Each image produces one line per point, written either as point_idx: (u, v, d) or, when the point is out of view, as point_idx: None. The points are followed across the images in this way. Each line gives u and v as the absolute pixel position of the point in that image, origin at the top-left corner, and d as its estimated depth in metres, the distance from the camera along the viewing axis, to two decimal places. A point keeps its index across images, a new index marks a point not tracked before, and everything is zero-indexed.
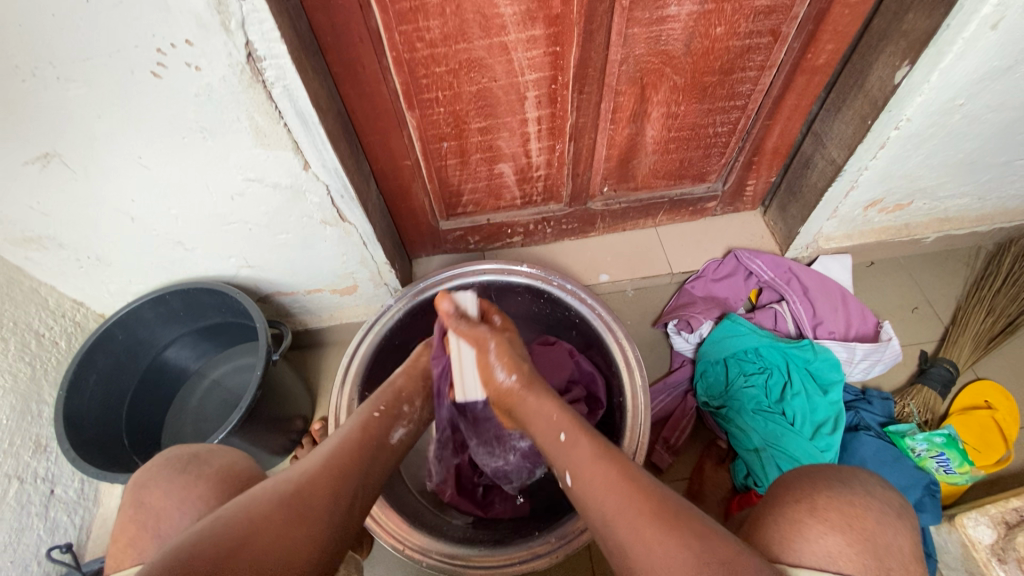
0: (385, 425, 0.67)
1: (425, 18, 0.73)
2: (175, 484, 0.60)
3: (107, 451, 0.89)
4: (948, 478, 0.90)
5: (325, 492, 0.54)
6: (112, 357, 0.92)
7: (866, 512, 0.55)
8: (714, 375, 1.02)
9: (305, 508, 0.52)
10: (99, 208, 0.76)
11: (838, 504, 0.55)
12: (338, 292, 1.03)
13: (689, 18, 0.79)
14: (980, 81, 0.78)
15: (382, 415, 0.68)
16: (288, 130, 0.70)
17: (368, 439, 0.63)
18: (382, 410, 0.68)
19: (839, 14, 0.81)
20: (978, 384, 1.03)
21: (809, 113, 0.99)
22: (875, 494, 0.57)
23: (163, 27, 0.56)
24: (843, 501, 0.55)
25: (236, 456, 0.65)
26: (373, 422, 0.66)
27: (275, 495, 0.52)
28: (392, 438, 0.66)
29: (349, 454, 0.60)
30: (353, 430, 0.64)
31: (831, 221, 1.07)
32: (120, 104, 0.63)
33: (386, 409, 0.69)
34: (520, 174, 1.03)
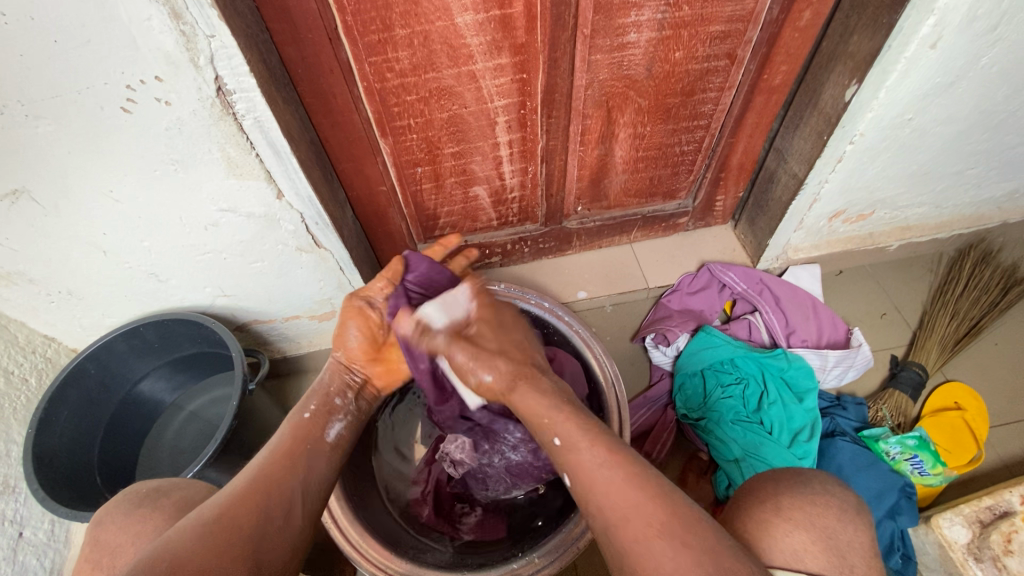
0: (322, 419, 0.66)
1: (393, 49, 0.75)
2: (145, 520, 0.58)
3: (79, 488, 0.87)
4: (923, 479, 0.93)
5: (253, 509, 0.53)
6: (84, 393, 0.90)
7: (826, 511, 0.56)
8: (693, 386, 1.02)
9: (232, 528, 0.51)
10: (70, 243, 0.76)
11: (800, 506, 0.57)
12: (316, 318, 1.03)
13: (648, 44, 0.82)
14: (925, 97, 0.82)
15: (314, 414, 0.67)
16: (260, 160, 0.71)
17: (302, 443, 0.62)
18: (314, 411, 0.67)
19: (790, 38, 0.85)
20: (948, 386, 1.06)
21: (770, 130, 1.03)
22: (834, 492, 0.58)
23: (131, 65, 0.57)
24: (805, 503, 0.57)
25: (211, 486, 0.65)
26: (305, 425, 0.65)
27: (201, 522, 0.51)
28: (330, 435, 0.65)
29: (280, 463, 0.59)
30: (286, 438, 0.63)
31: (798, 232, 1.10)
32: (90, 139, 0.64)
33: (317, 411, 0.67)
34: (495, 196, 1.05)
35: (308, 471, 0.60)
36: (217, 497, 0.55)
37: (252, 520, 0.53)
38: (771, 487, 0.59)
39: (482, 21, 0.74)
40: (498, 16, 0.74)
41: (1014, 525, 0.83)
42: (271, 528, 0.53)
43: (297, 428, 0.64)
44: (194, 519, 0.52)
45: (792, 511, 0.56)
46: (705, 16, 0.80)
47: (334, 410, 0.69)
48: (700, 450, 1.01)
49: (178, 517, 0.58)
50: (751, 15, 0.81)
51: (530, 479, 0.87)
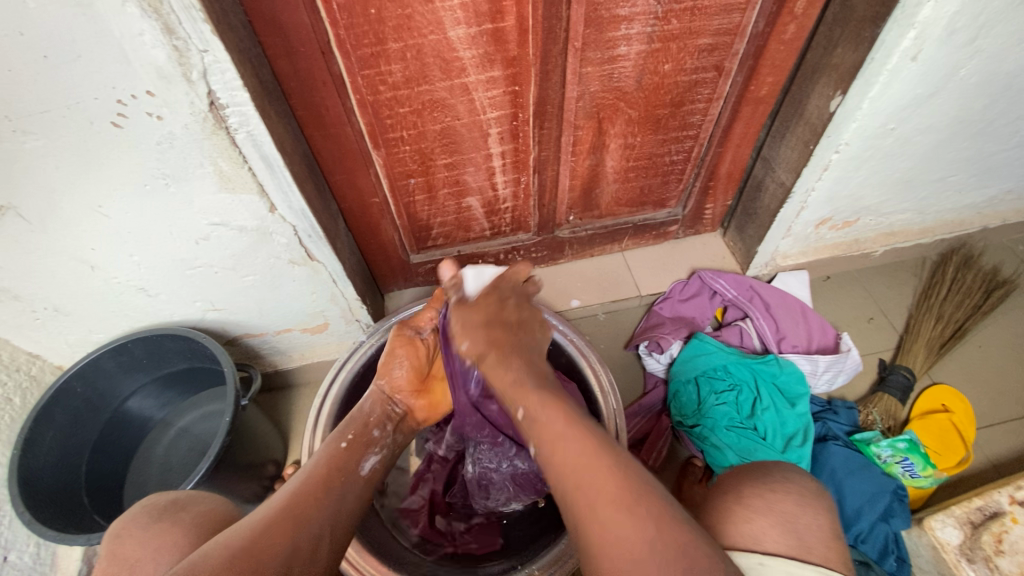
0: (357, 450, 0.68)
1: (386, 62, 0.75)
2: (137, 542, 0.57)
3: (65, 510, 0.84)
4: (914, 482, 0.93)
5: (285, 534, 0.52)
6: (70, 411, 0.88)
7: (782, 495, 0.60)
8: (687, 393, 1.02)
9: (262, 551, 0.50)
10: (57, 259, 0.74)
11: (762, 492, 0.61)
12: (308, 331, 1.02)
13: (638, 57, 0.84)
14: (906, 107, 0.84)
15: (350, 445, 0.68)
16: (252, 174, 0.71)
17: (338, 476, 0.62)
18: (351, 441, 0.68)
19: (775, 50, 0.87)
20: (935, 389, 1.07)
21: (757, 139, 1.05)
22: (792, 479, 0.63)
23: (124, 80, 0.57)
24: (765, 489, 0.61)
25: (205, 504, 0.63)
26: (341, 455, 0.66)
27: (234, 541, 0.50)
28: (365, 468, 0.67)
29: (313, 492, 0.58)
30: (319, 464, 0.63)
31: (786, 239, 1.12)
32: (79, 154, 0.63)
33: (353, 440, 0.69)
34: (488, 207, 1.06)
35: (339, 505, 0.59)
36: (250, 517, 0.55)
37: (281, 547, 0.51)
38: (753, 487, 0.60)
39: (475, 35, 0.75)
40: (490, 30, 0.75)
41: (1003, 526, 0.84)
42: (298, 560, 0.51)
43: (332, 455, 0.65)
44: (225, 537, 0.51)
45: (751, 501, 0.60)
46: (693, 29, 0.81)
47: (372, 442, 0.71)
48: (695, 457, 1.02)
49: (169, 538, 0.57)
50: (738, 29, 0.82)
51: (530, 490, 0.87)
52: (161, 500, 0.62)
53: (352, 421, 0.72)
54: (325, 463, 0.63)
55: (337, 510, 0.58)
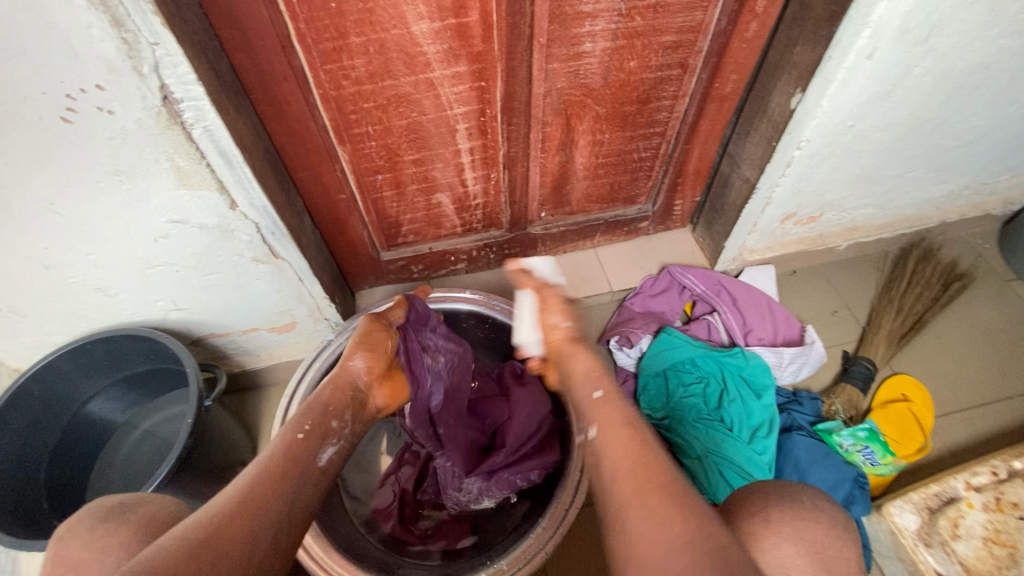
0: (314, 441, 0.63)
1: (349, 57, 0.75)
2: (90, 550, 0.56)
3: (22, 518, 0.82)
4: (874, 470, 0.97)
5: (242, 527, 0.50)
6: (27, 415, 0.86)
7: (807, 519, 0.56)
8: (656, 386, 1.05)
9: (218, 547, 0.48)
10: (7, 259, 0.72)
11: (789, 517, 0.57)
12: (276, 330, 1.00)
13: (604, 54, 0.84)
14: (864, 105, 0.87)
15: (307, 436, 0.63)
16: (211, 170, 0.69)
17: (295, 464, 0.59)
18: (308, 431, 0.64)
19: (738, 49, 0.88)
20: (895, 378, 1.11)
21: (723, 137, 1.07)
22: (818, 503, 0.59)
23: (70, 73, 0.55)
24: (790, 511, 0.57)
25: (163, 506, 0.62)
26: (297, 445, 0.61)
27: (186, 539, 0.47)
28: (320, 460, 0.62)
29: (271, 482, 0.56)
30: (276, 454, 0.59)
31: (753, 235, 1.14)
32: (26, 150, 0.61)
33: (310, 430, 0.64)
34: (458, 203, 1.05)
35: (298, 494, 0.57)
36: (203, 510, 0.51)
37: (240, 539, 0.49)
38: None
39: (439, 30, 0.74)
40: (454, 25, 0.74)
41: (959, 511, 0.89)
42: (254, 558, 0.49)
43: (289, 445, 0.61)
44: (177, 534, 0.48)
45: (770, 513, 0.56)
46: (658, 26, 0.82)
47: (330, 433, 0.65)
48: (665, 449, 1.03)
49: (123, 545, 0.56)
50: (701, 26, 0.83)
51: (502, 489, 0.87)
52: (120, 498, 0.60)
53: (310, 407, 0.68)
54: (280, 453, 0.59)
55: (298, 498, 0.56)
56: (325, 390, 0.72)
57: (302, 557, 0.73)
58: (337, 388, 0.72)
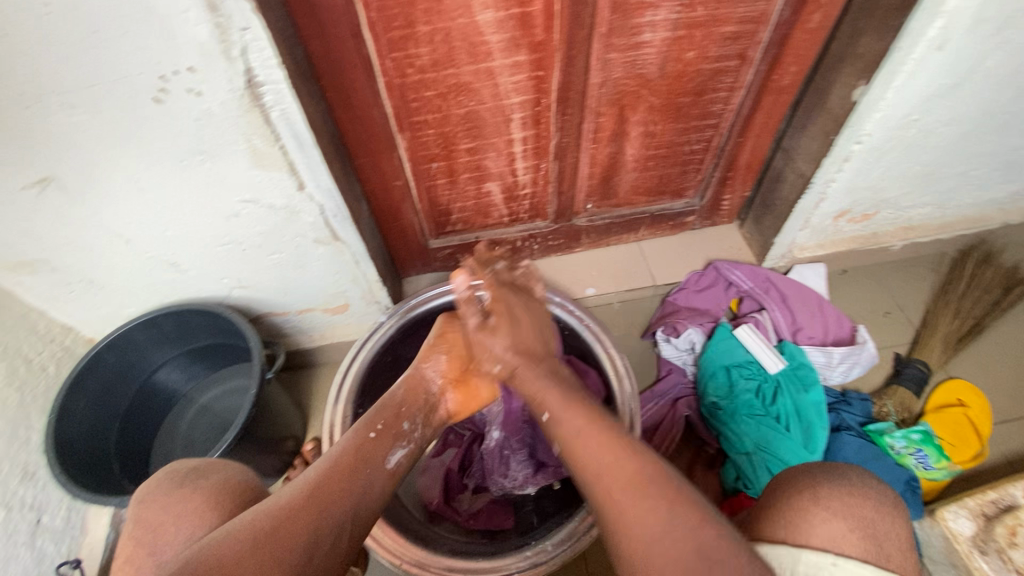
0: (386, 442, 0.65)
1: (415, 45, 0.77)
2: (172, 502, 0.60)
3: (97, 476, 0.87)
4: (927, 474, 0.94)
5: (306, 526, 0.53)
6: (102, 380, 0.91)
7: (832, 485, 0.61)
8: (719, 376, 1.04)
9: (281, 540, 0.51)
10: (94, 232, 0.77)
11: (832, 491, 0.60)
12: (330, 311, 1.04)
13: (663, 44, 0.84)
14: (930, 99, 0.84)
15: (379, 437, 0.65)
16: (284, 152, 0.73)
17: (365, 467, 0.61)
18: (380, 431, 0.66)
19: (800, 40, 0.87)
20: (950, 383, 1.07)
21: (777, 130, 1.05)
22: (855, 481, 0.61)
23: (166, 55, 0.59)
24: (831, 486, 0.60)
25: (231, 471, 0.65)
26: (368, 446, 0.63)
27: (254, 530, 0.52)
28: (391, 462, 0.64)
29: (340, 481, 0.58)
30: (347, 451, 0.62)
31: (804, 231, 1.12)
32: (121, 129, 0.65)
33: (382, 431, 0.66)
34: (507, 193, 1.07)
35: (364, 495, 0.59)
36: (273, 502, 0.55)
37: (302, 536, 0.52)
38: None
39: (502, 19, 0.76)
40: (517, 14, 0.76)
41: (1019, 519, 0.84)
42: (319, 550, 0.53)
43: (361, 445, 0.63)
44: (247, 523, 0.52)
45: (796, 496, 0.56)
46: (719, 16, 0.82)
47: (400, 435, 0.67)
48: (708, 444, 1.03)
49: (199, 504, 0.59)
50: (763, 17, 0.83)
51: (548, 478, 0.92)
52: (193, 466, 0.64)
53: (383, 405, 0.71)
54: (351, 452, 0.62)
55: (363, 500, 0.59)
56: (399, 391, 0.74)
57: (371, 546, 0.75)
58: (410, 391, 0.75)
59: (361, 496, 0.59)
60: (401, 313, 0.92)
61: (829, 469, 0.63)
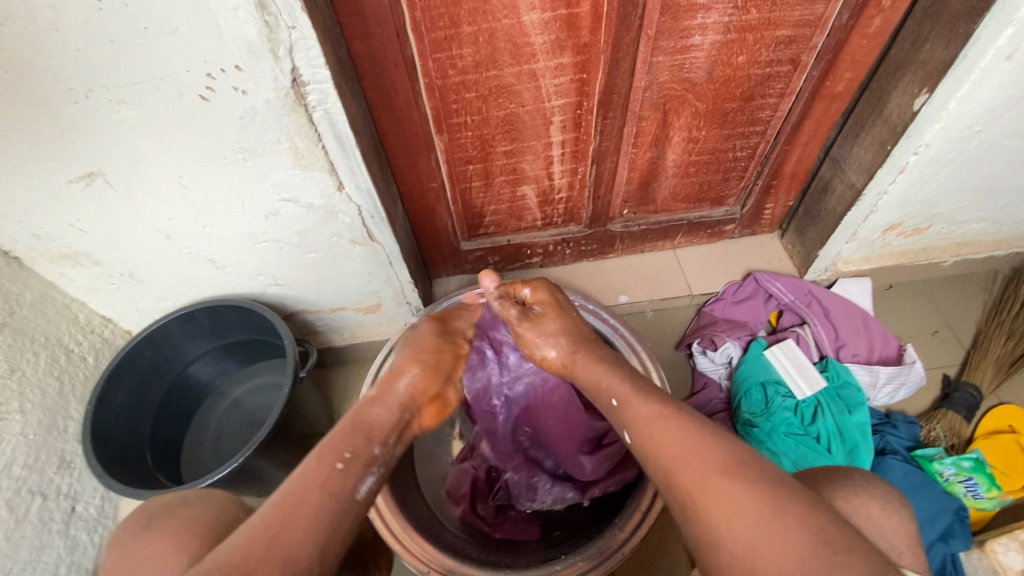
0: (356, 469, 0.58)
1: (458, 46, 0.76)
2: None
3: (131, 468, 0.89)
4: (977, 504, 0.89)
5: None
6: (139, 372, 0.92)
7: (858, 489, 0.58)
8: (755, 392, 0.99)
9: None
10: (136, 227, 0.78)
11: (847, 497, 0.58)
12: (361, 311, 1.04)
13: (712, 48, 0.81)
14: (997, 109, 0.80)
15: (347, 465, 0.58)
16: (325, 152, 0.72)
17: (329, 503, 0.54)
18: (348, 460, 0.58)
19: (858, 45, 0.83)
20: (1000, 408, 1.01)
21: (827, 139, 1.01)
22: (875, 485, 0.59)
23: (214, 53, 0.59)
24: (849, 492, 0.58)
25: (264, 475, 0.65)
26: (335, 477, 0.56)
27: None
28: (358, 493, 0.57)
29: (301, 523, 0.51)
30: (309, 480, 0.55)
31: (850, 244, 1.08)
32: (166, 126, 0.65)
33: (351, 458, 0.59)
34: (542, 197, 1.05)
35: (331, 533, 0.52)
36: (221, 558, 0.48)
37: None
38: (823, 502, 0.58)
39: (548, 20, 0.74)
40: (564, 15, 0.74)
41: None
42: None
43: (327, 478, 0.56)
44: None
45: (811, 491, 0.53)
46: (773, 20, 0.79)
47: (372, 461, 0.60)
48: None
49: None
50: (819, 20, 0.79)
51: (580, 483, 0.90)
52: (171, 501, 0.65)
53: (354, 427, 0.63)
54: (315, 487, 0.54)
55: (339, 526, 0.54)
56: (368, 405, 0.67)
57: (374, 513, 0.76)
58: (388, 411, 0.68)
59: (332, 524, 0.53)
60: (430, 316, 0.90)
61: (834, 472, 0.61)
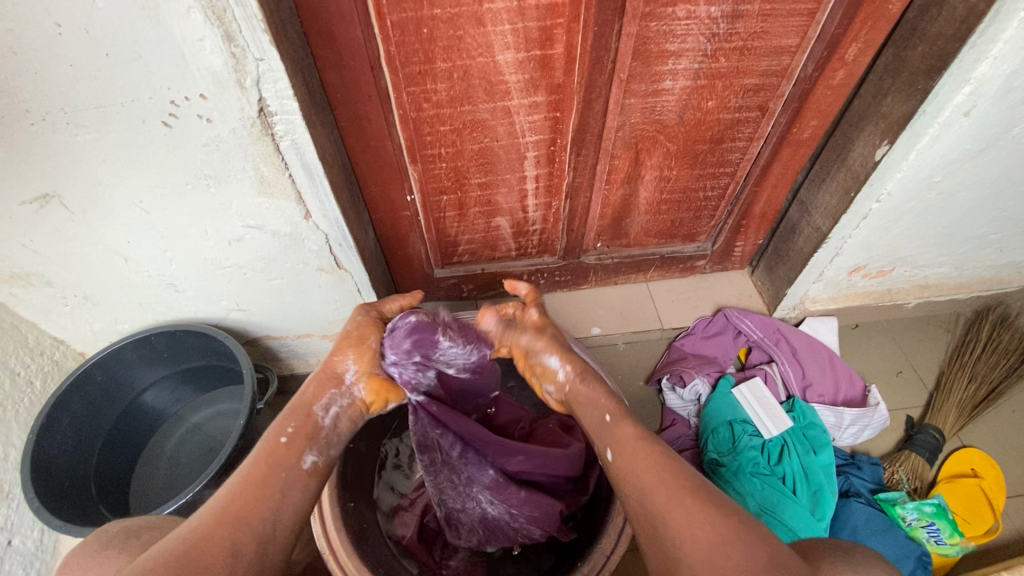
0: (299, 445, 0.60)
1: (432, 80, 0.76)
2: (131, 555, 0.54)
3: (71, 500, 0.84)
4: (940, 549, 0.90)
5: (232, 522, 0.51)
6: (87, 399, 0.88)
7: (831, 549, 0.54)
8: (723, 431, 1.00)
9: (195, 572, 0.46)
10: (93, 249, 0.75)
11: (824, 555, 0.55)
12: (328, 338, 1.01)
13: (682, 92, 0.83)
14: (954, 161, 0.83)
15: (292, 438, 0.60)
16: (292, 181, 0.71)
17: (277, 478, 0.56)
18: (292, 436, 0.60)
19: (823, 95, 0.86)
20: (963, 451, 1.03)
21: (794, 181, 1.04)
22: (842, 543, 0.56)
23: (178, 81, 0.58)
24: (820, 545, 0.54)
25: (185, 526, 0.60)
26: (281, 449, 0.59)
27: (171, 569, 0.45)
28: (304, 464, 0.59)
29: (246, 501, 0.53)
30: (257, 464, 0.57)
31: (817, 284, 1.10)
32: (126, 150, 0.64)
33: (295, 432, 0.61)
34: (516, 228, 1.05)
35: (280, 507, 0.54)
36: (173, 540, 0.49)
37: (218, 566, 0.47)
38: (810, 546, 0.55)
39: (522, 60, 0.75)
40: (538, 56, 0.75)
41: None
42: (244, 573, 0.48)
43: (271, 451, 0.58)
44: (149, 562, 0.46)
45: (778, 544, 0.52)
46: (741, 68, 0.81)
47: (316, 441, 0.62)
48: None
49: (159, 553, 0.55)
50: (786, 71, 0.82)
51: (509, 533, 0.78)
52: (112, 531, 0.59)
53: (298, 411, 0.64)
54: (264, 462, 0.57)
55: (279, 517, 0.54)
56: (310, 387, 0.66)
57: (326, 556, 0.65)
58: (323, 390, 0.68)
59: (279, 503, 0.54)
60: None
61: None
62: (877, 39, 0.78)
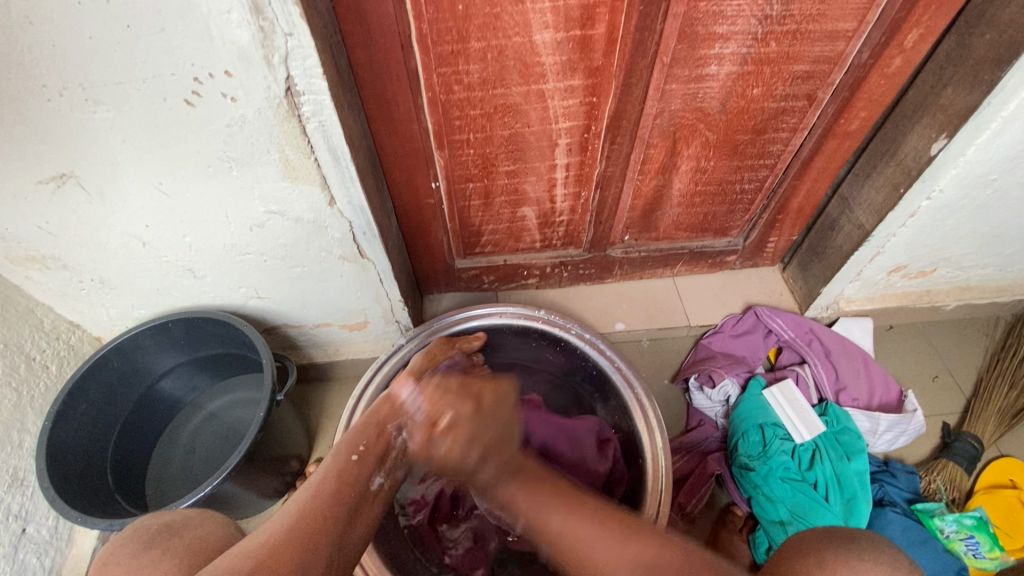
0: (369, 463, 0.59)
1: (465, 61, 0.72)
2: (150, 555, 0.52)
3: (88, 489, 0.82)
4: (978, 563, 0.86)
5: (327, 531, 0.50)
6: (104, 385, 0.87)
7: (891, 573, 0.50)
8: (753, 434, 0.96)
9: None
10: (110, 233, 0.73)
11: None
12: (347, 328, 0.99)
13: (727, 78, 0.79)
14: (1015, 158, 0.78)
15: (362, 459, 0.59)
16: (317, 166, 0.68)
17: (347, 499, 0.54)
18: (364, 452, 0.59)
19: (876, 84, 0.81)
20: (1001, 461, 1.00)
21: (836, 176, 0.99)
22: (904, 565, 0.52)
23: (202, 57, 0.54)
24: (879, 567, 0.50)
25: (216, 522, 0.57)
26: (352, 467, 0.57)
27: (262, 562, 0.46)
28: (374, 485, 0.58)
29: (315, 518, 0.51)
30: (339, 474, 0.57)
31: (854, 284, 1.05)
32: (146, 130, 0.61)
33: (365, 451, 0.60)
34: (543, 218, 1.01)
35: (349, 536, 0.52)
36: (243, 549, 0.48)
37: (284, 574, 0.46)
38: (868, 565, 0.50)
39: (561, 41, 0.71)
40: (578, 36, 0.71)
41: None
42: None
43: (343, 468, 0.57)
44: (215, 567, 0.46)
45: (836, 564, 0.49)
46: (792, 54, 0.76)
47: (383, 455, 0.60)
48: (737, 506, 0.95)
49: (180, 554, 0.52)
50: (839, 57, 0.77)
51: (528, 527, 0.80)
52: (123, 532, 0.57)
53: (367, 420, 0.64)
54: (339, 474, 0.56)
55: (345, 539, 0.52)
56: (382, 405, 0.66)
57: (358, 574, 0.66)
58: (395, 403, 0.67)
59: (347, 525, 0.52)
60: (421, 336, 0.83)
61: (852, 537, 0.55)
62: (939, 25, 0.73)
